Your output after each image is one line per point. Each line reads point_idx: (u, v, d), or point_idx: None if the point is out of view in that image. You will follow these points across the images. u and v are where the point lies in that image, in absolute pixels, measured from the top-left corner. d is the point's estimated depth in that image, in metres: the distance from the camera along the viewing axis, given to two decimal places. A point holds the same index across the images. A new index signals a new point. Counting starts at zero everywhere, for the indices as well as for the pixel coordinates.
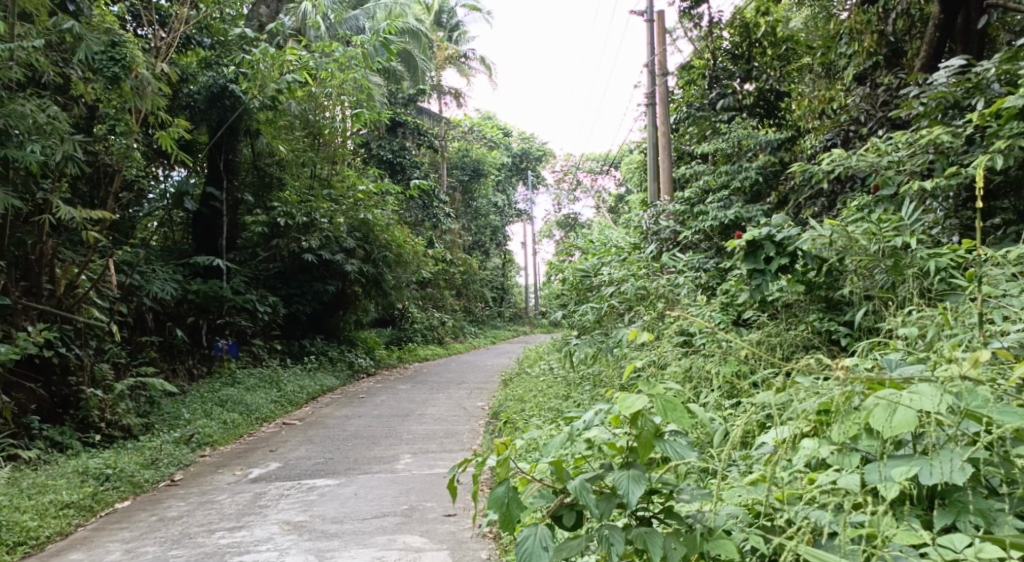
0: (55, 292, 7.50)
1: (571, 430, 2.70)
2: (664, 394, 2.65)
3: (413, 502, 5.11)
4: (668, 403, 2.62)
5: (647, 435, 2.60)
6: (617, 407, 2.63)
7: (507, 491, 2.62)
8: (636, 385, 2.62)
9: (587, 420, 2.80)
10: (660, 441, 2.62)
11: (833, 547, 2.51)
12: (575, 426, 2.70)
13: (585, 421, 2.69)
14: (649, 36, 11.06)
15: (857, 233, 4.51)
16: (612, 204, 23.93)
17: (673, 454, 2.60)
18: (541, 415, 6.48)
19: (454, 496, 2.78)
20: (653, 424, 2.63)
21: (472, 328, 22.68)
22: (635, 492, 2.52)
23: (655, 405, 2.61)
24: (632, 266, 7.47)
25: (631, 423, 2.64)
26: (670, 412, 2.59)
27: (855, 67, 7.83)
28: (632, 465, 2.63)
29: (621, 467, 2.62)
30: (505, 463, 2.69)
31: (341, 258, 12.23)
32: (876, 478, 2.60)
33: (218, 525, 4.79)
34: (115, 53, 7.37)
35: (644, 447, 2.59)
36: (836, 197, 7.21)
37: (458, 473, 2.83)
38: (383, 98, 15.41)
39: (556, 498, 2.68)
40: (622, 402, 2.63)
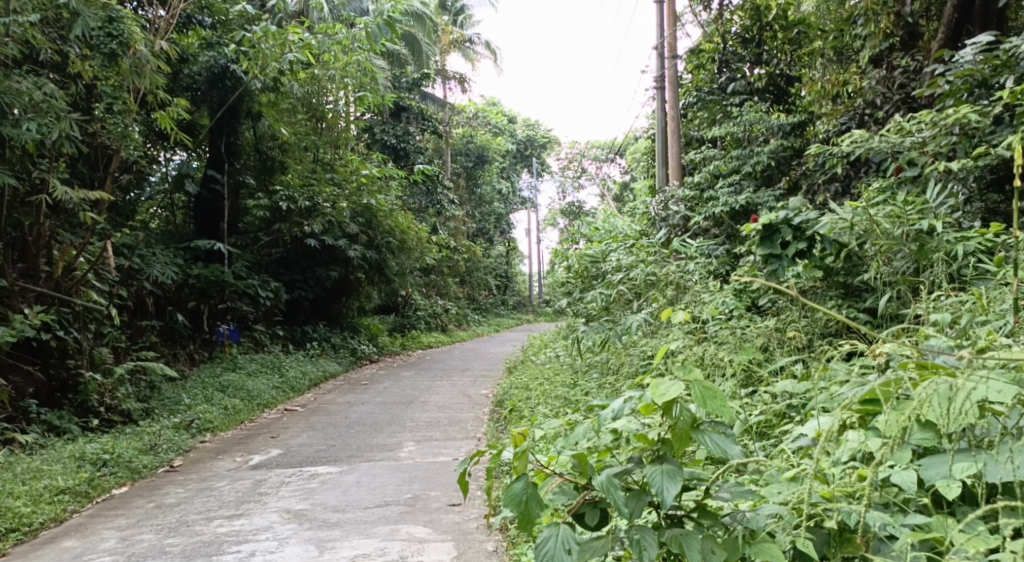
0: (53, 274, 7.36)
1: (598, 421, 2.54)
2: (703, 382, 2.48)
3: (416, 491, 4.99)
4: (706, 392, 2.45)
5: (684, 426, 2.43)
6: (651, 396, 2.46)
7: (525, 486, 2.47)
8: (673, 372, 2.45)
9: (615, 408, 2.63)
10: (697, 432, 2.46)
11: (890, 552, 2.38)
12: (604, 416, 2.55)
13: (617, 411, 2.53)
14: (659, 18, 10.85)
15: (879, 216, 4.37)
16: (617, 191, 23.75)
17: (714, 448, 2.44)
18: (548, 403, 6.34)
19: (465, 491, 2.61)
20: (690, 415, 2.47)
21: (476, 315, 22.57)
22: (670, 491, 2.37)
23: (693, 394, 2.44)
24: (641, 252, 7.33)
25: (666, 412, 2.48)
26: (709, 402, 2.42)
27: (870, 49, 7.55)
28: (666, 459, 2.48)
29: (655, 461, 2.47)
30: (523, 456, 2.53)
31: (344, 244, 12.09)
32: (935, 475, 2.48)
33: (217, 513, 4.67)
34: (113, 29, 7.18)
35: (680, 439, 2.42)
36: (851, 183, 7.03)
37: (469, 466, 2.66)
38: (387, 82, 15.20)
39: (578, 494, 2.53)
40: (656, 390, 2.47)
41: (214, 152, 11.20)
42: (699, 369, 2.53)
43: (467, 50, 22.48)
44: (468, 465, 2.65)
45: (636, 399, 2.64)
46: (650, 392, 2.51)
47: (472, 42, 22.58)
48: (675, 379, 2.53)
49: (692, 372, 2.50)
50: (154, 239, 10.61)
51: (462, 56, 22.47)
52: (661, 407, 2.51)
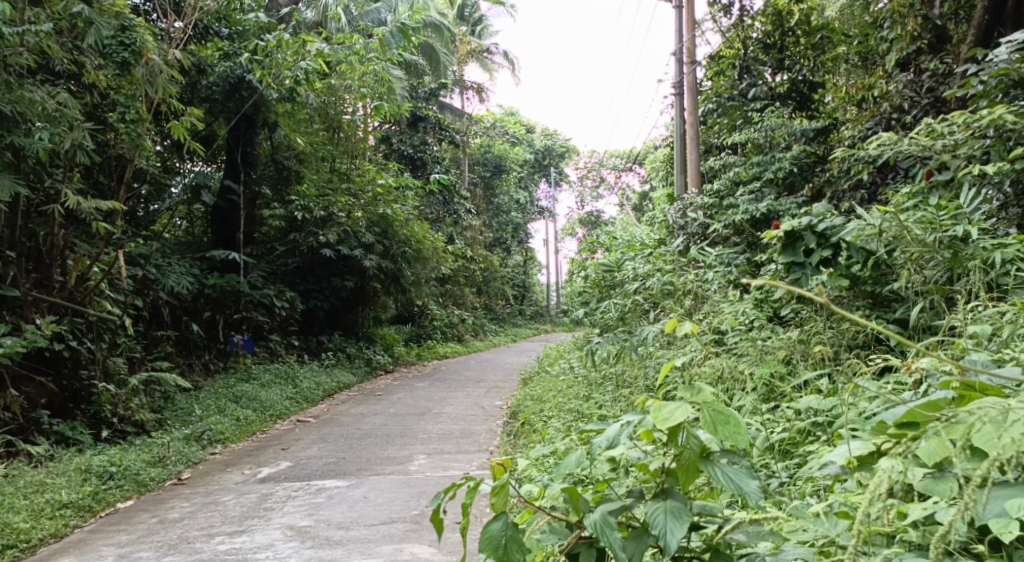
0: (66, 284, 7.29)
1: (591, 449, 2.40)
2: (712, 404, 2.32)
3: (425, 507, 4.84)
4: (715, 416, 2.30)
5: (691, 455, 2.29)
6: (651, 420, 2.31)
7: (505, 525, 2.34)
8: (678, 393, 2.30)
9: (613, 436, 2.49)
10: (707, 463, 2.30)
11: None
12: (598, 442, 2.40)
13: (614, 438, 2.38)
14: (678, 23, 10.70)
15: (911, 223, 4.16)
16: (637, 201, 23.48)
17: (726, 480, 2.27)
18: (562, 416, 6.13)
19: (438, 531, 2.45)
20: (699, 443, 2.32)
21: (493, 326, 22.43)
22: (676, 532, 2.21)
23: (701, 417, 2.28)
24: (659, 261, 7.16)
25: (672, 439, 2.33)
26: (719, 428, 2.27)
27: (897, 53, 7.28)
28: (671, 494, 2.32)
29: (659, 496, 2.32)
30: (502, 492, 2.40)
31: (360, 253, 11.98)
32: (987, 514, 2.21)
33: (219, 529, 4.55)
34: (125, 38, 7.13)
35: (687, 471, 2.28)
36: (877, 190, 6.80)
37: (444, 501, 2.53)
38: (404, 91, 15.11)
39: (571, 533, 2.39)
40: (658, 413, 2.31)
41: (230, 161, 11.13)
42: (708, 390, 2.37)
43: (485, 60, 22.38)
44: (442, 501, 2.50)
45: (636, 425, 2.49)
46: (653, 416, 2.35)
47: (490, 52, 22.56)
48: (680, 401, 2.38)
49: (698, 394, 2.35)
50: (169, 248, 10.58)
51: (480, 66, 22.41)
52: (666, 432, 2.37)
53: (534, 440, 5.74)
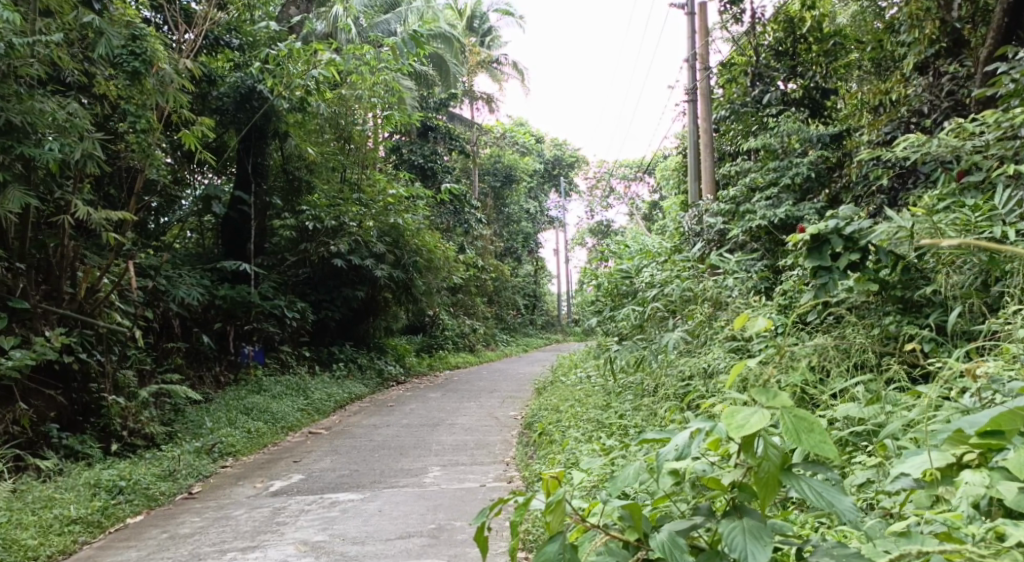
0: (76, 296, 7.23)
1: (658, 461, 2.39)
2: (792, 411, 2.32)
3: (441, 521, 4.72)
4: (798, 422, 2.30)
5: (771, 467, 2.29)
6: (728, 428, 2.30)
7: (561, 547, 2.38)
8: (756, 400, 2.30)
9: (682, 446, 2.40)
10: (788, 476, 2.30)
11: None
12: (665, 454, 2.39)
13: (685, 449, 2.36)
14: (690, 29, 10.60)
15: (947, 225, 4.07)
16: (647, 210, 23.30)
17: (815, 496, 2.27)
18: (579, 426, 5.99)
19: (484, 550, 2.51)
20: (778, 453, 2.31)
21: (503, 335, 22.29)
22: (758, 555, 2.22)
23: (781, 425, 2.28)
24: (676, 268, 7.06)
25: (750, 450, 2.32)
26: (803, 436, 2.27)
27: (914, 56, 7.12)
28: (748, 512, 2.33)
29: (735, 514, 2.33)
30: (557, 510, 2.43)
31: (371, 263, 11.89)
32: None
33: (231, 545, 4.44)
34: (135, 47, 7.07)
35: (766, 486, 2.28)
36: (898, 194, 6.65)
37: (490, 516, 2.58)
38: (414, 101, 15.05)
39: (630, 555, 2.40)
40: (734, 420, 2.31)
41: (241, 172, 11.08)
42: (785, 394, 2.36)
43: (495, 70, 22.34)
44: (488, 517, 2.58)
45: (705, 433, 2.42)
46: (727, 424, 2.33)
47: (499, 62, 22.55)
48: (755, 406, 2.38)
49: (776, 400, 2.34)
50: (180, 260, 10.53)
51: (489, 76, 22.36)
52: (742, 442, 2.35)
53: (551, 451, 5.60)
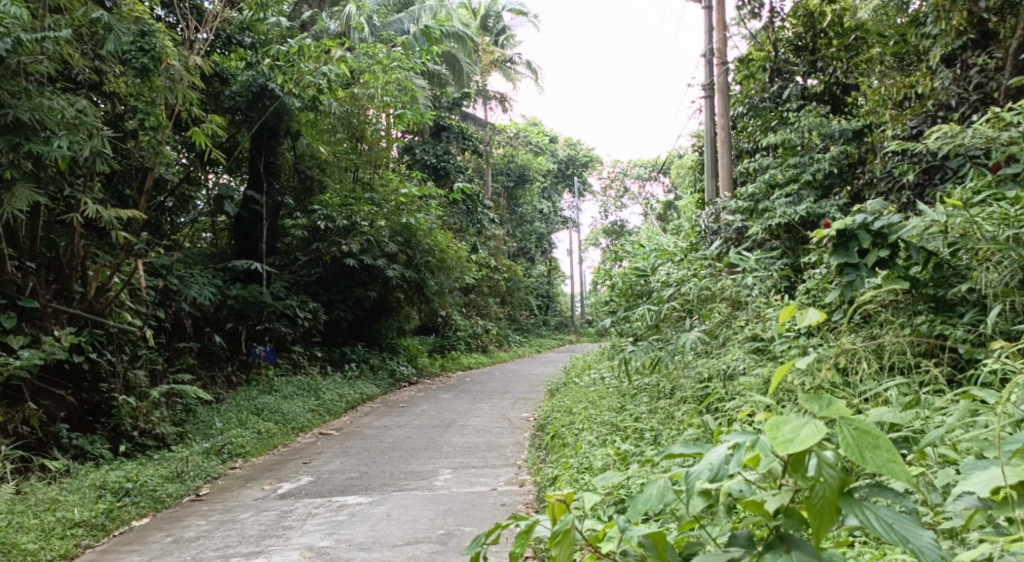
0: (86, 295, 7.14)
1: (687, 481, 2.20)
2: (852, 424, 2.08)
3: (450, 526, 4.59)
4: (859, 437, 2.07)
5: (827, 492, 2.07)
6: (774, 443, 2.09)
7: None
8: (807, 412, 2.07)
9: (718, 466, 2.21)
10: (849, 502, 2.09)
11: None
12: (695, 473, 2.19)
13: (721, 467, 2.16)
14: (707, 23, 10.45)
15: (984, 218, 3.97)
16: (660, 210, 23.15)
17: (885, 529, 2.06)
18: (593, 429, 5.83)
19: None
20: (836, 475, 2.09)
21: (516, 335, 22.25)
22: None
23: (838, 440, 2.05)
24: (694, 266, 6.92)
25: (802, 471, 2.10)
26: (866, 454, 2.03)
27: (942, 47, 6.83)
28: (797, 546, 2.15)
29: (782, 547, 2.15)
30: (565, 542, 2.27)
31: (383, 263, 11.80)
32: None
33: (235, 550, 4.33)
34: (144, 43, 6.95)
35: (823, 516, 2.05)
36: (923, 191, 6.46)
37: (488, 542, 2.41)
38: (427, 99, 14.93)
39: None
40: (781, 434, 2.09)
41: (254, 171, 11.02)
42: (842, 403, 2.14)
43: (508, 69, 22.21)
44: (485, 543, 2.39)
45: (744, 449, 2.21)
46: (772, 437, 2.11)
47: (512, 62, 22.41)
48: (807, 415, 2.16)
49: (831, 411, 2.12)
50: (193, 259, 10.47)
51: (503, 76, 22.24)
52: (791, 461, 2.13)
53: (564, 455, 5.46)
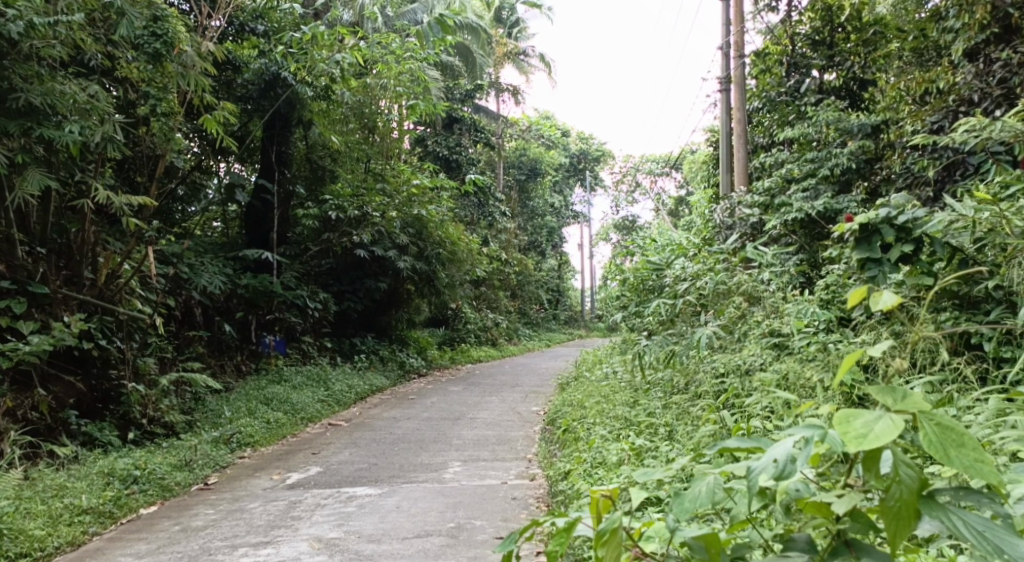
0: (96, 282, 7.10)
1: (748, 480, 1.88)
2: (934, 417, 1.74)
3: (460, 520, 4.53)
4: (943, 433, 1.72)
5: (905, 495, 1.76)
6: (844, 438, 1.75)
7: None
8: (883, 403, 1.73)
9: (780, 464, 1.86)
10: (931, 505, 1.77)
11: None
12: (758, 470, 1.87)
13: (787, 466, 1.83)
14: (725, 15, 10.31)
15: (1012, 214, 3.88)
16: (672, 206, 23.04)
17: (975, 538, 1.73)
18: (605, 424, 5.76)
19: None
20: (915, 475, 1.78)
21: (526, 329, 22.23)
22: None
23: (920, 438, 1.71)
24: (709, 260, 6.85)
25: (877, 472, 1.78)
26: (951, 454, 1.69)
27: (964, 42, 6.62)
28: (867, 553, 1.87)
29: (850, 554, 1.88)
30: (613, 541, 2.04)
31: (394, 255, 11.74)
32: None
33: (243, 540, 4.28)
34: (157, 28, 6.90)
35: (901, 525, 1.75)
36: (945, 187, 6.34)
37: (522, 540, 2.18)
38: (441, 90, 14.87)
39: None
40: (852, 428, 1.74)
41: (265, 161, 10.97)
42: (920, 393, 1.78)
43: (521, 63, 22.13)
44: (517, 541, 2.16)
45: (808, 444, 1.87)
46: (839, 432, 1.76)
47: (526, 55, 22.30)
48: (879, 406, 1.80)
49: (907, 402, 1.77)
50: (204, 247, 10.44)
51: (516, 69, 22.15)
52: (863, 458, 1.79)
53: (576, 450, 5.38)
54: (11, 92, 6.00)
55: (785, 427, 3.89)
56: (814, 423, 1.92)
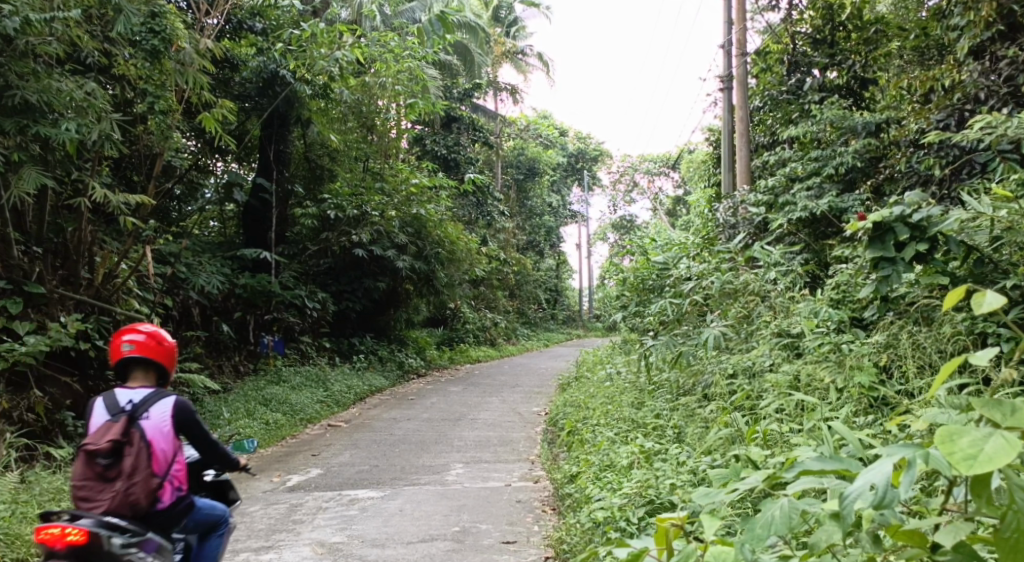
0: (94, 282, 7.01)
1: (841, 507, 1.71)
2: None
3: (465, 523, 4.46)
4: None
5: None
6: (948, 460, 1.57)
7: None
8: (993, 420, 1.56)
9: (879, 490, 1.69)
10: None
11: None
12: (854, 496, 1.71)
13: (888, 491, 1.66)
14: (727, 13, 10.24)
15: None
16: (670, 206, 22.95)
17: None
18: (611, 425, 5.69)
19: None
20: None
21: (525, 329, 22.16)
22: None
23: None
24: (714, 259, 6.79)
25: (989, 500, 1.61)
26: None
27: (969, 39, 6.52)
28: None
29: None
30: None
31: (393, 254, 11.66)
32: None
33: (245, 545, 4.20)
34: (155, 25, 6.79)
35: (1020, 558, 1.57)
36: (951, 185, 6.28)
37: None
38: (439, 89, 14.79)
39: None
40: (956, 448, 1.56)
41: (263, 159, 10.88)
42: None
43: (519, 61, 22.04)
44: None
45: (907, 468, 1.71)
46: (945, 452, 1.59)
47: (524, 54, 22.22)
48: (985, 424, 1.63)
49: (1018, 420, 1.60)
50: (202, 247, 10.35)
51: (514, 67, 22.04)
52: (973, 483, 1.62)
53: (582, 452, 5.31)
54: (7, 89, 5.91)
55: (798, 430, 3.83)
56: (910, 444, 1.76)
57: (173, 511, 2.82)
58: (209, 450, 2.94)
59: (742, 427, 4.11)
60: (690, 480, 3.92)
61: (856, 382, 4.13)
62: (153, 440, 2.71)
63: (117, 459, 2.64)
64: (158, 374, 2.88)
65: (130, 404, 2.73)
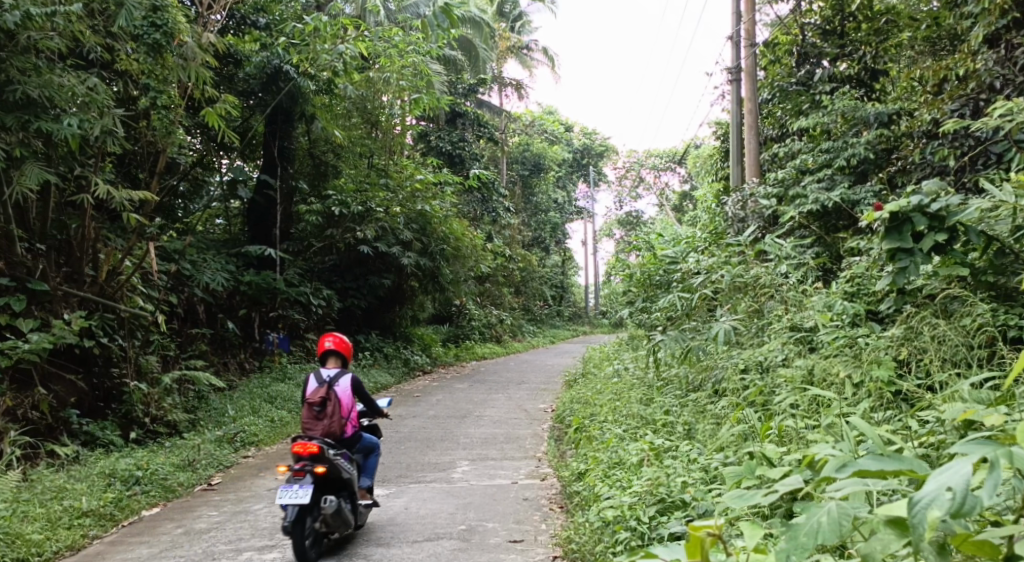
0: (97, 278, 6.95)
1: (915, 512, 1.68)
2: None
3: (471, 522, 4.39)
4: None
5: None
6: None
7: None
8: None
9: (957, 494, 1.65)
10: None
11: None
12: (929, 501, 1.67)
13: (969, 495, 1.63)
14: (735, 4, 10.13)
15: None
16: (676, 201, 22.79)
17: None
18: (620, 422, 5.61)
19: None
20: None
21: (530, 326, 22.06)
22: None
23: None
24: (723, 254, 6.70)
25: None
26: None
27: (984, 27, 6.38)
28: None
29: None
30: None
31: (398, 251, 11.59)
32: None
33: (248, 544, 4.14)
34: (156, 19, 6.69)
35: None
36: (965, 176, 6.17)
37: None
38: (443, 85, 14.71)
39: None
40: None
41: (268, 156, 10.82)
42: None
43: (524, 56, 21.92)
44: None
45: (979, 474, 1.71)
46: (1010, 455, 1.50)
47: (529, 49, 22.08)
48: None
49: None
50: (206, 244, 10.29)
51: (519, 63, 21.93)
52: None
53: (590, 449, 5.24)
54: (8, 84, 5.85)
55: (813, 427, 3.75)
56: (977, 449, 1.77)
57: (349, 443, 4.28)
58: (371, 405, 4.37)
59: (754, 424, 4.03)
60: (702, 478, 3.85)
61: (873, 377, 4.04)
62: (345, 394, 4.21)
63: (325, 406, 4.14)
64: (338, 358, 4.37)
65: (328, 376, 4.23)
